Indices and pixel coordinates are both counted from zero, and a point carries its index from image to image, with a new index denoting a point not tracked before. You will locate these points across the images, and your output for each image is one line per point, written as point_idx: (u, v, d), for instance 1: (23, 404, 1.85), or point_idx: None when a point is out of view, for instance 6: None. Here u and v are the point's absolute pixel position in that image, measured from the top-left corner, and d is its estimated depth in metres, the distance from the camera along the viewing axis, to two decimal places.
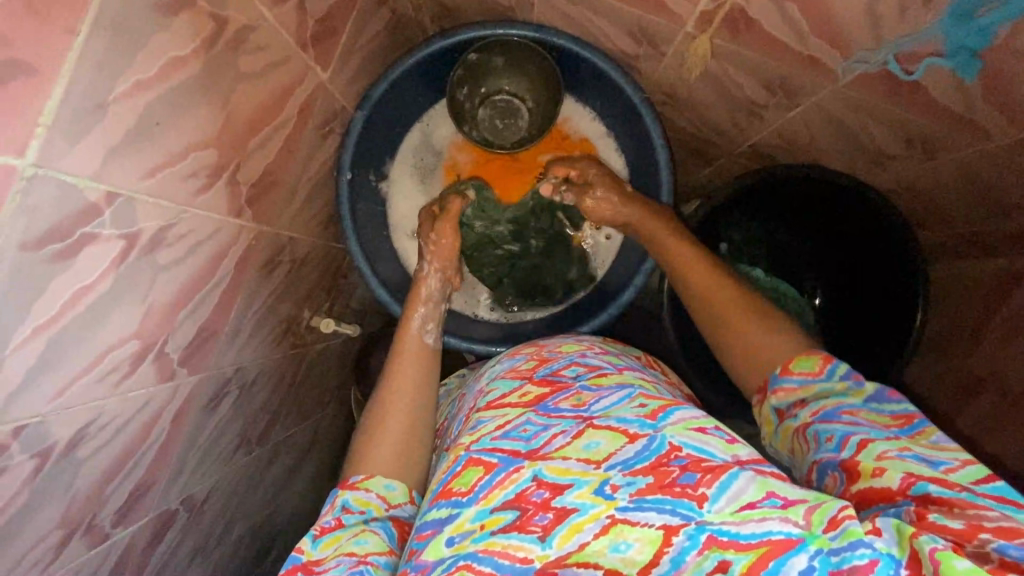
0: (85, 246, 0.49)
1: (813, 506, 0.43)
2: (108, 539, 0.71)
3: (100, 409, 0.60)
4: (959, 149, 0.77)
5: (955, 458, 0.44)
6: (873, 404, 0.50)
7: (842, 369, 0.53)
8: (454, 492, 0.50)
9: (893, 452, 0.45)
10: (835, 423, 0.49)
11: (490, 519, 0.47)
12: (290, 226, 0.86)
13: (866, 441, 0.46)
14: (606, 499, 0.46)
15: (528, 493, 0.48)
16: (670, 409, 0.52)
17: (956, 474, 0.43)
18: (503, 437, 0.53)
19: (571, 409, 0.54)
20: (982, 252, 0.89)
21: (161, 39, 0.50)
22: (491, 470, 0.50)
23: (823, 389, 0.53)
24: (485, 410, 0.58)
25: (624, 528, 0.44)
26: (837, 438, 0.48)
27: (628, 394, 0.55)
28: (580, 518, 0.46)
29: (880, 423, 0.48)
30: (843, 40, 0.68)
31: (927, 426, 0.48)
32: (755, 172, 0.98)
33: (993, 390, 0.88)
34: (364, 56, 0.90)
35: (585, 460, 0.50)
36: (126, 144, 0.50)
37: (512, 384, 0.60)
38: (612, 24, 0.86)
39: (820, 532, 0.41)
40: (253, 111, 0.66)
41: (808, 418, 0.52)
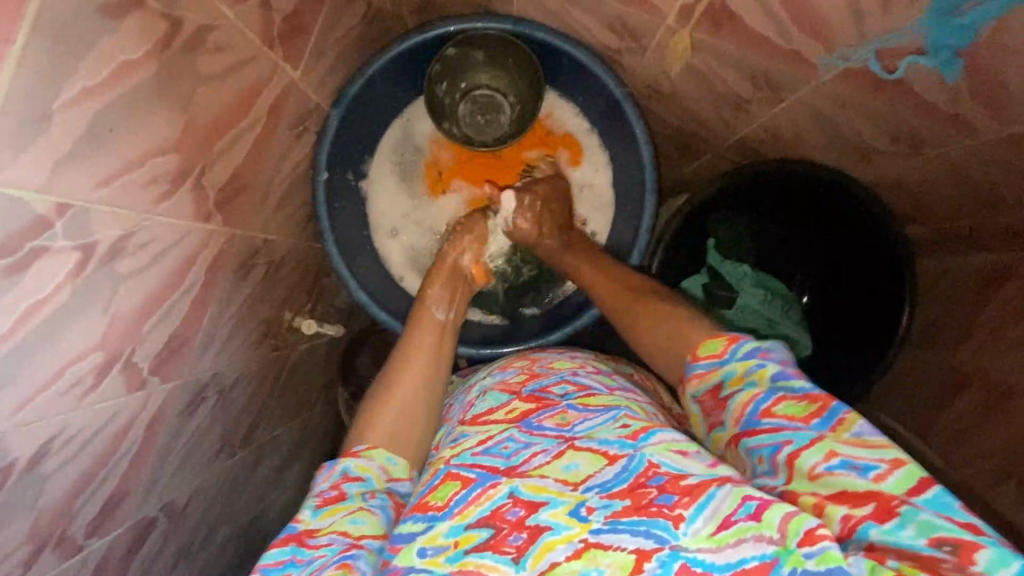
0: (36, 259, 0.48)
1: (789, 512, 0.42)
2: (82, 550, 0.70)
3: (64, 423, 0.58)
4: (945, 145, 0.75)
5: (884, 461, 0.42)
6: (782, 386, 0.49)
7: (746, 349, 0.52)
8: (431, 506, 0.50)
9: (821, 467, 0.44)
10: (759, 435, 0.48)
11: (463, 536, 0.47)
12: (265, 228, 0.84)
13: (792, 457, 0.45)
14: (580, 521, 0.45)
15: (502, 510, 0.47)
16: (651, 430, 0.51)
17: (887, 483, 0.42)
18: (483, 453, 0.52)
19: (554, 428, 0.53)
20: (969, 245, 0.88)
21: (109, 43, 0.48)
22: (467, 485, 0.49)
23: (727, 376, 0.52)
24: (469, 425, 0.58)
25: (597, 553, 0.43)
26: (766, 458, 0.47)
27: (613, 415, 0.53)
28: (553, 537, 0.45)
29: (798, 417, 0.47)
30: (826, 34, 0.66)
31: (848, 412, 0.46)
32: (739, 170, 0.97)
33: (979, 387, 0.88)
34: (339, 52, 0.87)
35: (563, 481, 0.48)
36: (76, 154, 0.48)
37: (500, 398, 0.59)
38: (593, 17, 0.84)
39: (794, 547, 0.41)
40: (216, 113, 0.64)
41: (733, 429, 0.50)
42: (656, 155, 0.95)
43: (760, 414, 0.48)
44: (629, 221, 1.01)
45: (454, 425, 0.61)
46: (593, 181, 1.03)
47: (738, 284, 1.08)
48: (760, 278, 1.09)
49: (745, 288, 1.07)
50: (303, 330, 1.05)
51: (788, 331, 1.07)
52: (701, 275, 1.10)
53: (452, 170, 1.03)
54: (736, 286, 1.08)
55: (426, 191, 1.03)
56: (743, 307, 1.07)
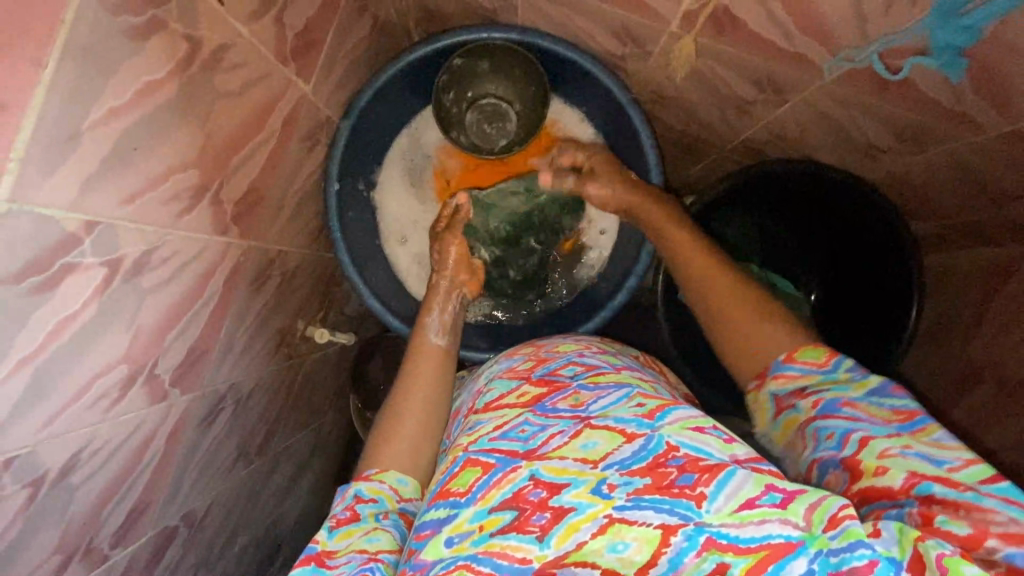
0: (66, 275, 0.49)
1: (812, 503, 0.43)
2: (107, 561, 0.71)
3: (92, 435, 0.60)
4: (948, 142, 0.76)
5: (960, 457, 0.44)
6: (875, 397, 0.50)
7: (848, 363, 0.53)
8: (452, 493, 0.49)
9: (895, 451, 0.46)
10: (834, 419, 0.50)
11: (488, 520, 0.46)
12: (279, 239, 0.85)
13: (866, 438, 0.47)
14: (603, 498, 0.45)
15: (525, 492, 0.47)
16: (668, 408, 0.51)
17: (958, 474, 0.43)
18: (501, 437, 0.52)
19: (569, 409, 0.53)
20: (974, 240, 0.89)
21: (133, 64, 0.49)
22: (489, 470, 0.49)
23: (826, 378, 0.53)
24: (483, 412, 0.58)
25: (622, 527, 0.44)
26: (838, 437, 0.49)
27: (626, 393, 0.54)
28: (576, 517, 0.45)
29: (879, 416, 0.49)
30: (829, 37, 0.67)
31: (929, 422, 0.47)
32: (746, 169, 0.98)
33: (990, 382, 0.88)
34: (348, 64, 0.89)
35: (583, 460, 0.49)
36: (103, 172, 0.49)
37: (510, 384, 0.59)
38: (597, 24, 0.85)
39: (820, 532, 0.42)
40: (232, 129, 0.65)
41: (809, 412, 0.52)
42: (661, 157, 0.96)
43: (842, 404, 0.50)
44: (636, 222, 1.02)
45: (467, 413, 0.62)
46: None
47: (747, 281, 1.07)
48: (769, 276, 1.09)
49: (754, 285, 1.07)
50: (316, 339, 1.07)
51: None
52: None
53: (459, 177, 1.05)
54: (745, 284, 1.08)
55: (434, 197, 1.05)
56: None
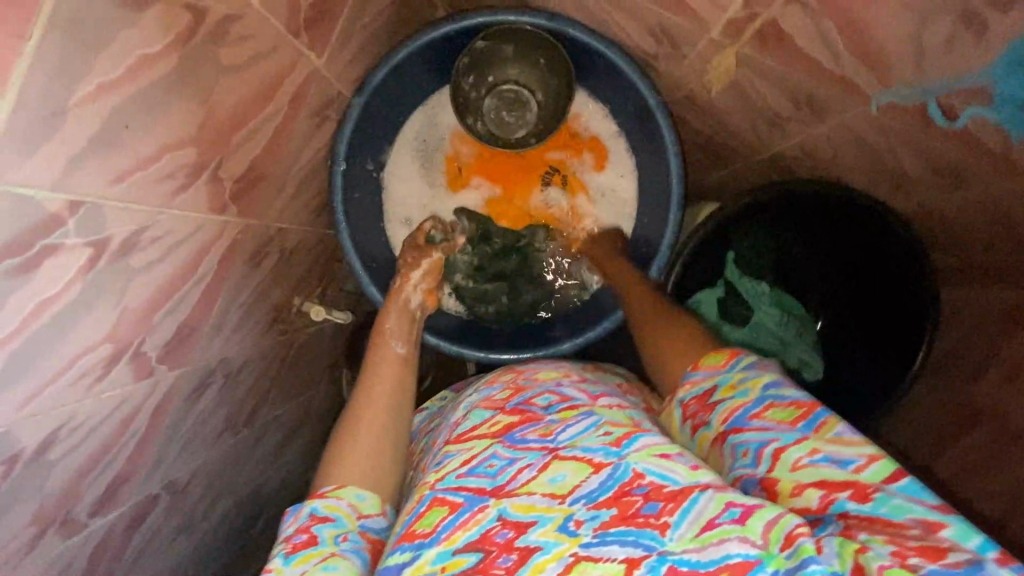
0: (47, 257, 0.46)
1: (769, 521, 0.43)
2: (85, 529, 0.71)
3: (72, 412, 0.58)
4: (989, 184, 0.72)
5: (863, 455, 0.45)
6: (772, 394, 0.52)
7: (744, 362, 0.56)
8: (417, 535, 0.47)
9: (805, 460, 0.47)
10: (746, 433, 0.50)
11: (451, 561, 0.45)
12: (280, 216, 0.82)
13: (778, 451, 0.48)
14: (570, 536, 0.44)
15: (491, 533, 0.45)
16: (635, 436, 0.50)
17: (865, 473, 0.44)
18: (468, 474, 0.50)
19: (538, 440, 0.52)
20: (994, 280, 0.86)
21: (127, 37, 0.45)
22: (455, 509, 0.47)
23: (722, 380, 0.56)
24: (453, 444, 0.55)
25: (587, 565, 0.43)
26: (752, 452, 0.49)
27: (594, 421, 0.52)
28: (543, 557, 0.44)
29: (785, 421, 0.49)
30: (881, 64, 0.62)
31: (829, 417, 0.48)
32: (775, 184, 0.94)
33: (989, 427, 0.87)
34: (365, 38, 0.84)
35: (550, 496, 0.47)
36: (90, 151, 0.46)
37: (482, 415, 0.57)
38: (633, 21, 0.80)
39: (777, 551, 0.42)
40: (235, 104, 0.62)
41: (719, 427, 0.53)
42: (684, 166, 0.91)
43: (749, 417, 0.51)
44: (651, 232, 0.98)
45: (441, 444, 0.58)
46: (615, 186, 1.00)
47: (755, 301, 1.06)
48: (779, 297, 1.07)
49: (762, 306, 1.06)
50: (312, 315, 1.04)
51: (799, 354, 1.05)
52: (717, 287, 1.07)
53: (473, 165, 1.01)
54: (753, 304, 1.06)
55: (444, 184, 1.01)
56: (758, 325, 1.06)
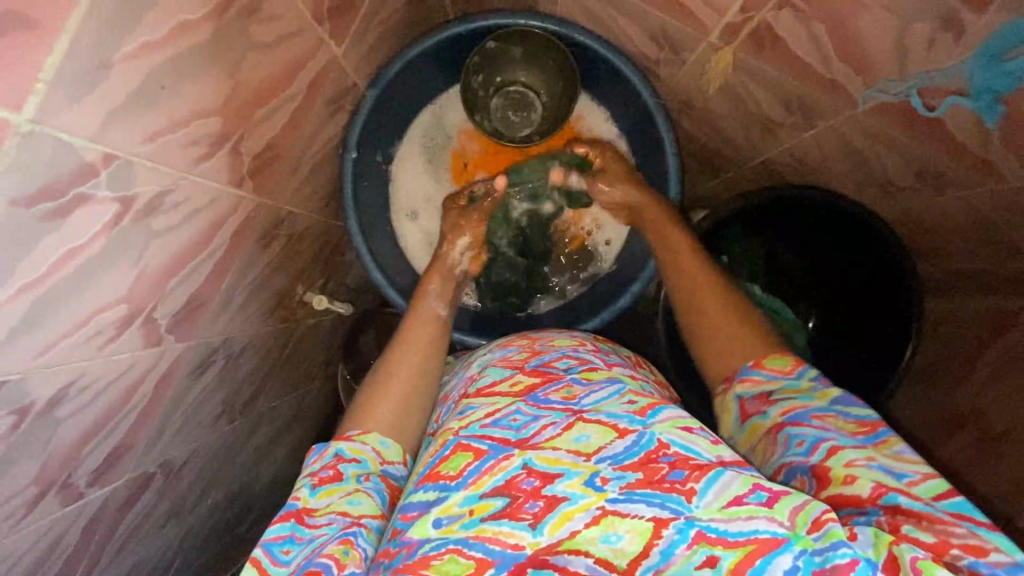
0: (78, 207, 0.48)
1: (797, 506, 0.43)
2: (82, 499, 0.71)
3: (83, 371, 0.59)
4: (968, 187, 0.77)
5: (918, 472, 0.45)
6: (840, 407, 0.52)
7: (811, 374, 0.55)
8: (442, 476, 0.49)
9: (860, 462, 0.46)
10: (806, 427, 0.50)
11: (479, 504, 0.46)
12: (291, 200, 0.85)
13: (834, 448, 0.48)
14: (596, 491, 0.46)
15: (517, 480, 0.47)
16: (658, 407, 0.52)
17: (919, 488, 0.44)
18: (493, 424, 0.52)
19: (560, 402, 0.54)
20: (976, 287, 0.90)
21: (171, 2, 0.48)
22: (480, 456, 0.49)
23: (789, 386, 0.55)
24: (475, 397, 0.57)
25: (615, 519, 0.44)
26: (807, 443, 0.49)
27: (617, 389, 0.54)
28: (570, 507, 0.45)
29: (846, 428, 0.50)
30: (868, 67, 0.67)
31: (892, 436, 0.48)
32: (761, 190, 0.98)
33: (970, 430, 0.90)
34: (381, 34, 0.88)
35: (575, 452, 0.49)
36: (126, 107, 0.48)
37: (501, 372, 0.59)
38: (637, 26, 0.85)
39: (804, 533, 0.42)
40: (260, 82, 0.65)
41: (777, 418, 0.53)
42: (682, 168, 0.95)
43: (810, 415, 0.51)
44: None
45: (460, 396, 0.61)
46: None
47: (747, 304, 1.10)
48: (771, 300, 1.10)
49: (753, 309, 1.10)
50: (313, 305, 1.06)
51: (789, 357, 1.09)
52: None
53: (477, 162, 1.04)
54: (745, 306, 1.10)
55: (450, 180, 1.04)
56: None
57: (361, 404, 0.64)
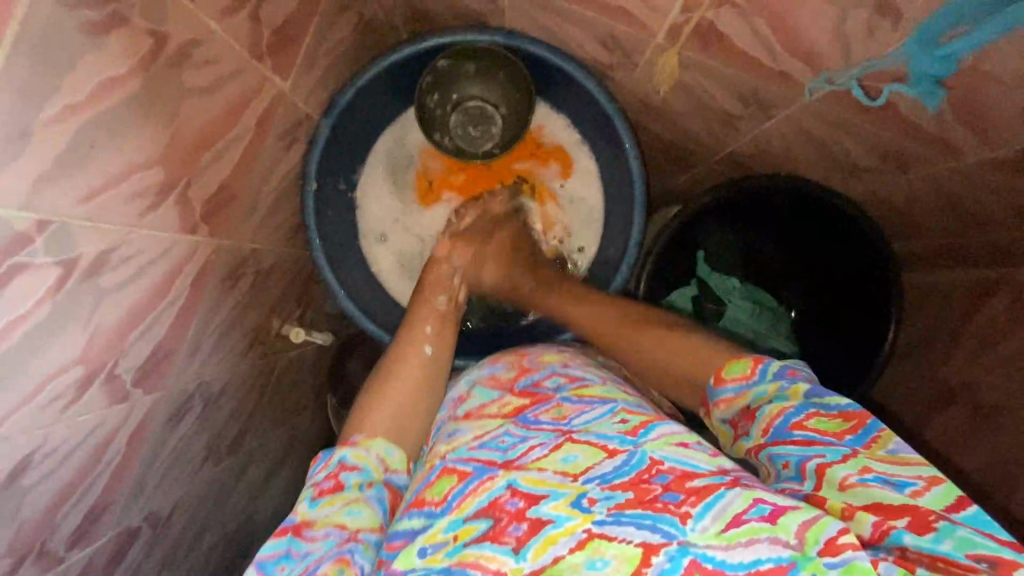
0: (15, 276, 0.48)
1: (806, 520, 0.41)
2: (62, 563, 0.70)
3: (45, 437, 0.58)
4: (931, 165, 0.76)
5: (920, 478, 0.43)
6: (815, 403, 0.50)
7: (774, 369, 0.53)
8: (427, 502, 0.50)
9: (855, 478, 0.44)
10: (788, 446, 0.48)
11: (463, 529, 0.46)
12: (253, 237, 0.84)
13: (823, 466, 0.45)
14: (582, 512, 0.45)
15: (501, 501, 0.47)
16: (651, 425, 0.51)
17: (923, 498, 0.42)
18: (479, 447, 0.52)
19: (550, 422, 0.53)
20: (954, 261, 0.89)
21: (91, 60, 0.47)
22: (464, 478, 0.50)
23: (756, 394, 0.53)
24: (464, 419, 0.57)
25: (602, 543, 0.43)
26: (796, 466, 0.47)
27: (610, 409, 0.53)
28: (554, 531, 0.44)
29: (830, 432, 0.47)
30: (812, 56, 0.67)
31: (882, 430, 0.47)
32: (732, 181, 0.96)
33: (963, 405, 0.88)
34: (329, 63, 0.87)
35: (563, 473, 0.48)
36: (55, 172, 0.47)
37: (491, 394, 0.59)
38: (585, 33, 0.84)
39: (814, 555, 0.40)
40: (202, 127, 0.64)
41: (759, 438, 0.50)
42: (646, 169, 0.95)
43: (790, 427, 0.49)
44: (618, 236, 1.02)
45: (448, 420, 0.60)
46: (583, 195, 1.04)
47: (727, 296, 1.09)
48: (750, 291, 1.10)
49: (734, 300, 1.09)
50: (291, 338, 1.04)
51: (773, 345, 1.07)
52: (690, 287, 1.10)
53: (442, 180, 1.03)
54: (724, 299, 1.09)
55: (416, 200, 1.03)
56: (731, 320, 1.08)
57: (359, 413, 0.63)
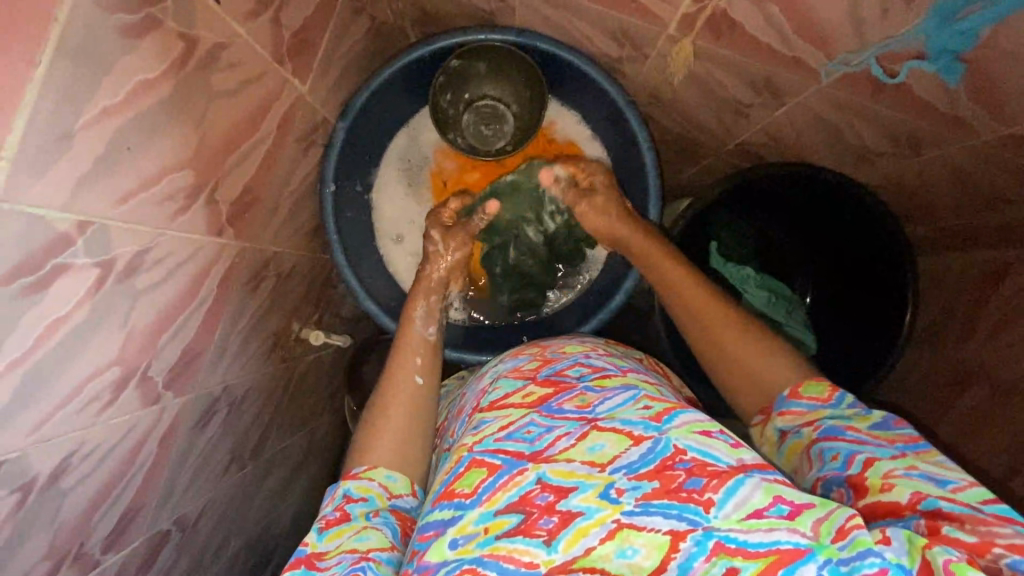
0: (57, 277, 0.49)
1: (820, 518, 0.43)
2: (98, 566, 0.70)
3: (83, 438, 0.59)
4: (945, 145, 0.77)
5: (964, 479, 0.45)
6: (878, 422, 0.52)
7: (852, 399, 0.55)
8: (457, 494, 0.49)
9: (899, 471, 0.46)
10: (838, 440, 0.51)
11: (494, 522, 0.46)
12: (274, 240, 0.85)
13: (872, 459, 0.48)
14: (612, 503, 0.45)
15: (532, 496, 0.47)
16: (674, 412, 0.50)
17: (962, 494, 0.44)
18: (506, 438, 0.51)
19: (575, 411, 0.52)
20: (970, 243, 0.90)
21: (127, 63, 0.49)
22: (495, 471, 0.49)
23: (833, 414, 0.54)
24: (487, 411, 0.56)
25: (630, 533, 0.44)
26: (842, 457, 0.49)
27: (633, 396, 0.53)
28: (586, 522, 0.45)
29: (884, 438, 0.50)
30: (826, 40, 0.67)
31: (934, 448, 0.49)
32: (744, 170, 0.97)
33: (981, 386, 0.88)
34: (344, 66, 0.88)
35: (589, 463, 0.48)
36: (95, 173, 0.49)
37: (515, 384, 0.58)
38: (596, 28, 0.86)
39: (828, 542, 0.41)
40: (228, 129, 0.65)
41: (812, 436, 0.53)
42: (659, 159, 0.96)
43: (845, 428, 0.52)
44: None
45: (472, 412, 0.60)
46: None
47: (742, 285, 1.09)
48: (765, 279, 1.09)
49: (749, 289, 1.08)
50: (312, 341, 1.05)
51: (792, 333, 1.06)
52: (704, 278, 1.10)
53: (456, 178, 1.04)
54: (740, 288, 1.09)
55: (431, 199, 1.04)
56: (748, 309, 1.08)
57: (369, 429, 0.65)
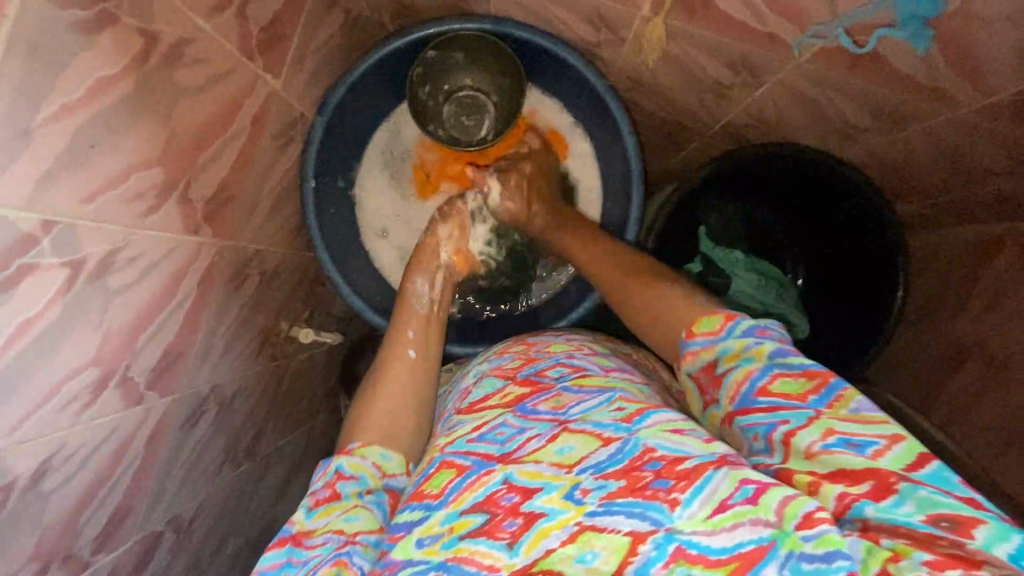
0: (24, 278, 0.49)
1: (787, 497, 0.41)
2: (89, 568, 0.70)
3: (64, 438, 0.59)
4: (929, 118, 0.75)
5: (882, 437, 0.42)
6: (780, 363, 0.49)
7: (743, 327, 0.53)
8: (426, 495, 0.49)
9: (819, 446, 0.43)
10: (754, 413, 0.47)
11: (458, 522, 0.46)
12: (256, 238, 0.84)
13: (788, 436, 0.45)
14: (575, 504, 0.44)
15: (497, 496, 0.46)
16: (647, 412, 0.49)
17: (885, 460, 0.41)
18: (478, 439, 0.51)
19: (549, 412, 0.52)
20: (959, 219, 0.88)
21: (84, 61, 0.48)
22: (462, 472, 0.49)
23: (722, 352, 0.53)
24: (465, 412, 0.57)
25: (592, 535, 0.42)
26: (762, 437, 0.46)
27: (608, 397, 0.52)
28: (547, 523, 0.44)
29: (794, 395, 0.46)
30: (799, 14, 0.67)
31: (846, 389, 0.46)
32: (726, 154, 0.96)
33: (977, 361, 0.86)
34: (319, 61, 0.88)
35: (557, 465, 0.47)
36: (57, 172, 0.49)
37: (495, 384, 0.58)
38: (570, 12, 0.85)
39: (792, 530, 0.40)
40: (198, 126, 0.65)
41: (728, 406, 0.50)
42: (641, 145, 0.95)
43: (756, 393, 0.48)
44: (617, 217, 1.02)
45: (453, 412, 0.60)
46: (580, 177, 1.04)
47: (732, 269, 1.08)
48: (754, 263, 1.09)
49: (739, 272, 1.07)
50: (301, 339, 1.06)
51: (782, 315, 1.05)
52: (694, 264, 1.09)
53: (439, 172, 1.04)
54: (730, 272, 1.08)
55: (416, 193, 1.04)
56: (738, 293, 1.06)
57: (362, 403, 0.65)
